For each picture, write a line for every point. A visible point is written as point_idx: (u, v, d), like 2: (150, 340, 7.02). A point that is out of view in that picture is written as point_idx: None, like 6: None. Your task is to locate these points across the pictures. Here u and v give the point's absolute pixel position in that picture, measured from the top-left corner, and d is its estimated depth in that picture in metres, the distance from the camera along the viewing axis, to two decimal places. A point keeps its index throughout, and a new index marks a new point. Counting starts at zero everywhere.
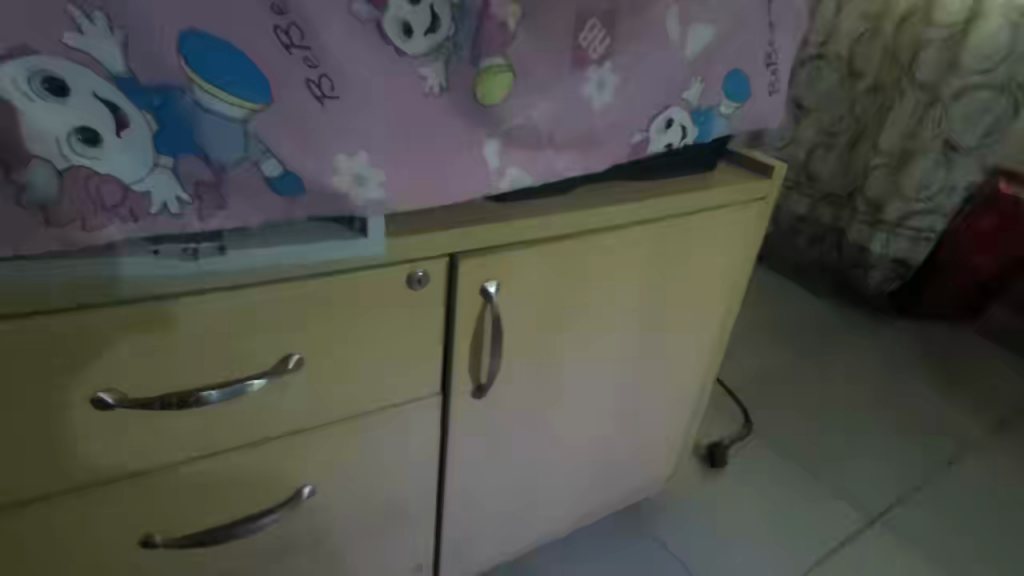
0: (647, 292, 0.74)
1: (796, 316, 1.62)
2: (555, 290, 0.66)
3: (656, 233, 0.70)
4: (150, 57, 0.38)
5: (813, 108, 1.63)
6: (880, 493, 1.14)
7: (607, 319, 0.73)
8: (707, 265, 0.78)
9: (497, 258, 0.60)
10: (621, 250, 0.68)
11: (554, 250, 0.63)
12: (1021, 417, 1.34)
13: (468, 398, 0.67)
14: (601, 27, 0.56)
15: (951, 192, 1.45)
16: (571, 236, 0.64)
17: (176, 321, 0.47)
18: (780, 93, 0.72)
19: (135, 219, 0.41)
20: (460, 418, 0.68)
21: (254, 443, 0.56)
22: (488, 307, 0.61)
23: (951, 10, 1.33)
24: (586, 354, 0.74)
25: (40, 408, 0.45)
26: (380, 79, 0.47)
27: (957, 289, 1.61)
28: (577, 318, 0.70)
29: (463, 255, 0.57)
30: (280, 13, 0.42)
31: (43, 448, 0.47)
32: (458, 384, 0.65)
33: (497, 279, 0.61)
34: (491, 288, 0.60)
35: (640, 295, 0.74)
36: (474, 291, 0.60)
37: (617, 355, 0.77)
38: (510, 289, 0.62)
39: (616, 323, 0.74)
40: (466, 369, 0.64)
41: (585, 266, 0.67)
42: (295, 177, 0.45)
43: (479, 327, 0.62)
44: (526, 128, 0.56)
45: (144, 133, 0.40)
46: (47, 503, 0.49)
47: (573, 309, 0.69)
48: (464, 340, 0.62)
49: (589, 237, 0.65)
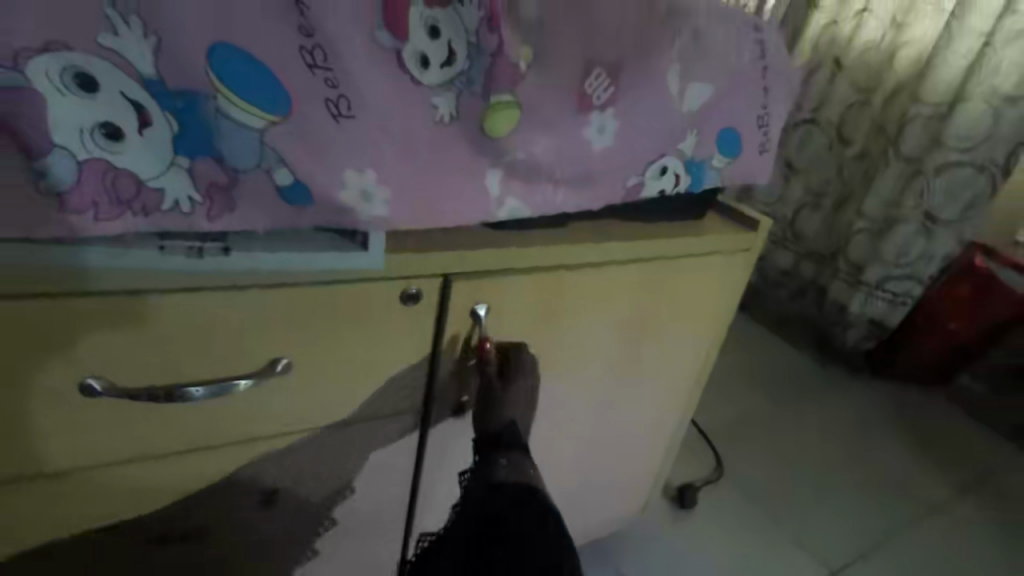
0: (634, 324, 0.76)
1: (775, 367, 1.64)
2: (542, 316, 0.68)
3: (645, 271, 0.73)
4: (179, 62, 0.41)
5: (802, 169, 1.69)
6: (840, 548, 1.15)
7: (591, 349, 0.74)
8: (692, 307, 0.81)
9: (491, 282, 0.62)
10: (610, 283, 0.71)
11: (545, 279, 0.65)
12: (983, 483, 1.37)
13: (448, 416, 0.68)
14: (606, 76, 0.59)
15: (928, 260, 1.52)
16: (563, 267, 0.66)
17: (171, 315, 0.48)
18: (769, 153, 0.76)
19: (145, 213, 0.43)
20: (437, 432, 0.69)
21: (233, 444, 0.57)
22: (476, 328, 0.63)
23: (939, 90, 1.40)
24: (569, 379, 0.75)
25: (20, 393, 0.45)
26: (396, 104, 0.49)
27: (933, 352, 1.62)
28: (563, 345, 0.72)
29: (460, 278, 0.60)
30: (308, 35, 0.44)
31: (20, 431, 0.47)
32: (441, 401, 0.66)
33: (487, 302, 0.63)
34: (480, 311, 0.62)
35: (627, 326, 0.76)
36: (464, 312, 0.62)
37: (597, 386, 0.78)
38: (499, 312, 0.64)
39: (599, 354, 0.76)
40: (450, 386, 0.66)
41: (574, 295, 0.69)
42: (305, 188, 0.47)
43: (467, 344, 0.64)
44: (527, 162, 0.58)
45: (164, 133, 0.42)
46: (51, 480, 0.50)
47: (560, 336, 0.71)
48: (452, 356, 0.64)
49: (584, 270, 0.68)
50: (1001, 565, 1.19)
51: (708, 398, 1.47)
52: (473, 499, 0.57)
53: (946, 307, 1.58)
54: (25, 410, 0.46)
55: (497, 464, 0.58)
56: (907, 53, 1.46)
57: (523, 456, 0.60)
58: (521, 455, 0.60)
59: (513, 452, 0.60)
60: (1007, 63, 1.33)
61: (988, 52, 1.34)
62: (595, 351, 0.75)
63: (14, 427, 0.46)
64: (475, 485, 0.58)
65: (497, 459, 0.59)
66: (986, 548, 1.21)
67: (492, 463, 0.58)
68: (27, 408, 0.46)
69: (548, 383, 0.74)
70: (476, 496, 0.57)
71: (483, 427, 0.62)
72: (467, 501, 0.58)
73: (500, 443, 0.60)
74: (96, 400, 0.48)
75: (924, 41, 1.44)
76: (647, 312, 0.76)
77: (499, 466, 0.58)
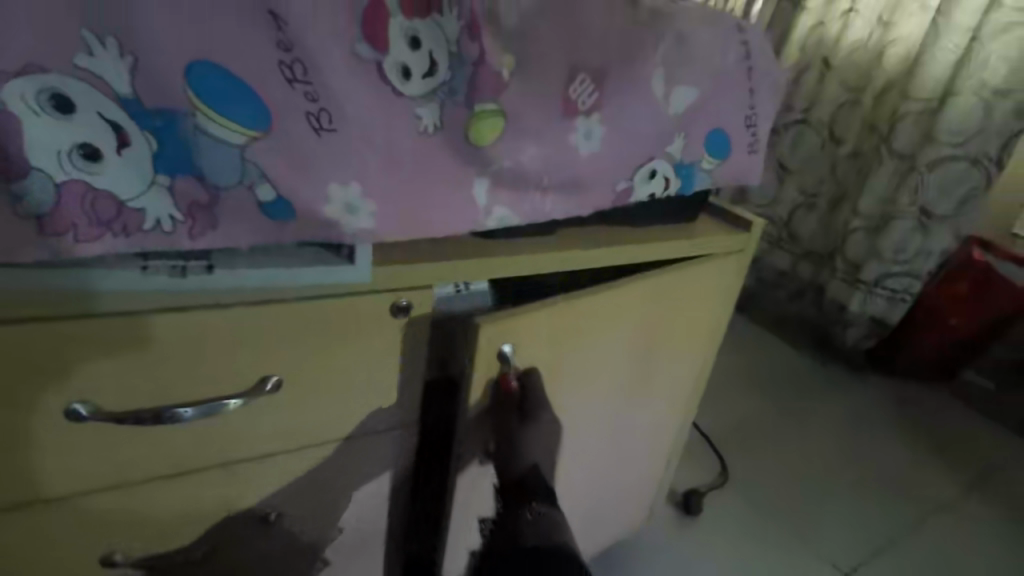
0: (642, 339, 0.74)
1: (776, 369, 1.62)
2: (563, 344, 0.65)
3: (652, 287, 0.71)
4: (155, 81, 0.40)
5: (795, 170, 1.70)
6: (846, 551, 1.13)
7: (604, 369, 0.72)
8: (693, 315, 0.80)
9: (516, 319, 0.58)
10: (623, 304, 0.69)
11: (567, 309, 0.63)
12: (990, 480, 1.35)
13: (474, 465, 0.65)
14: (591, 82, 0.59)
15: (925, 256, 1.52)
16: (581, 295, 0.64)
17: (158, 337, 0.47)
18: (759, 153, 0.75)
19: (126, 233, 0.42)
20: (462, 481, 0.65)
21: (225, 465, 0.56)
22: (505, 369, 0.60)
23: (928, 86, 1.40)
24: (585, 402, 0.73)
25: (23, 412, 0.45)
26: (379, 115, 0.49)
27: (933, 348, 1.61)
28: (579, 369, 0.69)
29: (489, 331, 0.57)
30: (286, 50, 0.44)
31: (17, 454, 0.46)
32: (466, 449, 0.63)
33: (513, 340, 0.59)
34: (507, 350, 0.59)
35: (635, 341, 0.74)
36: (492, 353, 0.58)
37: (609, 404, 0.76)
38: (524, 349, 0.61)
39: (611, 373, 0.74)
40: (475, 434, 0.62)
41: (592, 320, 0.66)
42: (287, 203, 0.46)
43: (490, 385, 0.60)
44: (514, 170, 0.58)
45: (143, 152, 0.41)
46: (49, 506, 0.50)
47: (577, 360, 0.68)
48: (475, 400, 0.60)
49: (598, 292, 0.66)
50: (1010, 563, 1.17)
51: (710, 402, 1.46)
52: (494, 551, 0.60)
53: (944, 303, 1.57)
54: (24, 430, 0.46)
55: (523, 513, 0.60)
56: (896, 51, 1.47)
57: (549, 505, 0.61)
58: (547, 506, 0.61)
59: (539, 502, 0.61)
60: (995, 57, 1.33)
61: (976, 46, 1.34)
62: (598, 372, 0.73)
63: (13, 445, 0.46)
64: (499, 536, 0.61)
65: (524, 511, 0.60)
66: (995, 546, 1.20)
67: (516, 515, 0.61)
68: (25, 430, 0.46)
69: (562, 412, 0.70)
70: (497, 548, 0.60)
71: (509, 472, 0.62)
72: (488, 556, 0.61)
73: (526, 490, 0.62)
74: (82, 423, 0.48)
75: (912, 39, 1.44)
76: (653, 325, 0.75)
77: (526, 520, 0.60)
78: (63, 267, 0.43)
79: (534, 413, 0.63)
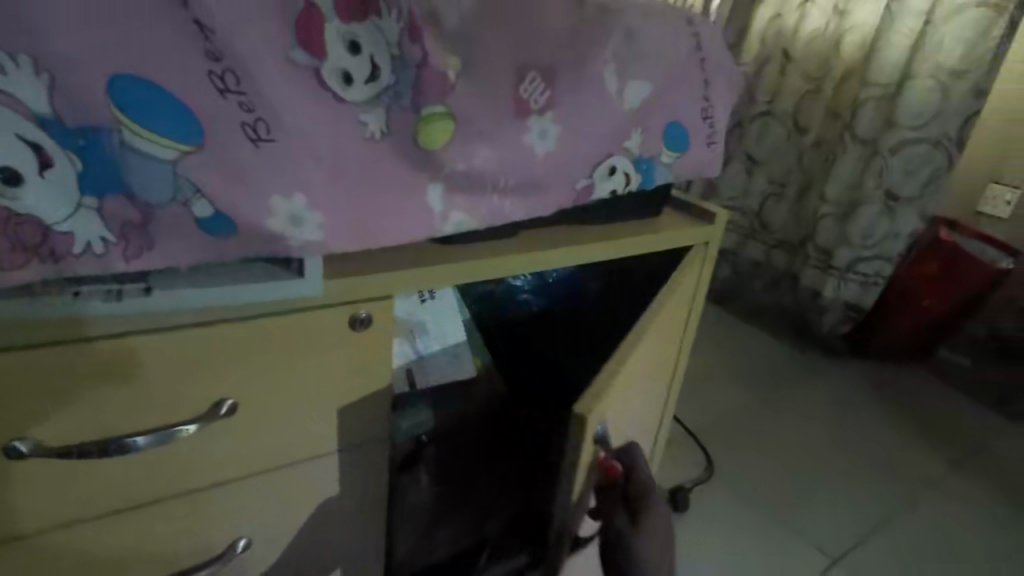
0: (648, 367, 0.74)
1: (755, 360, 1.63)
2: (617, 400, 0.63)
3: (659, 318, 0.71)
4: (75, 97, 0.38)
5: (763, 161, 1.71)
6: (839, 535, 1.13)
7: (627, 409, 0.71)
8: (676, 326, 0.80)
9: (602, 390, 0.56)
10: (642, 341, 0.68)
11: (619, 365, 0.61)
12: (974, 456, 1.36)
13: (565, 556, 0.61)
14: (541, 81, 0.58)
15: (894, 239, 1.53)
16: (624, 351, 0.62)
17: (99, 366, 0.46)
18: (719, 145, 0.75)
19: (55, 259, 0.40)
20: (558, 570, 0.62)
21: (182, 495, 0.54)
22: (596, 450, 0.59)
23: (885, 72, 1.43)
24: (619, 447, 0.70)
25: None
26: (321, 122, 0.47)
27: (908, 331, 1.63)
28: (618, 417, 0.67)
29: (597, 413, 0.54)
30: (216, 59, 0.42)
31: None
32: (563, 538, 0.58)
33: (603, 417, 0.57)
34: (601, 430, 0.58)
35: (644, 372, 0.73)
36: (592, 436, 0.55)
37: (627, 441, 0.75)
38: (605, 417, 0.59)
39: (630, 410, 0.72)
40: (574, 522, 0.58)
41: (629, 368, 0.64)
42: (226, 218, 0.45)
43: (592, 470, 0.58)
44: (468, 174, 0.57)
45: (68, 172, 0.39)
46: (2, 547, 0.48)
47: (618, 410, 0.66)
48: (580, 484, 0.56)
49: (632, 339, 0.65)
50: (1006, 539, 1.17)
51: (691, 397, 1.46)
52: None
53: (919, 285, 1.58)
54: None
55: None
56: (853, 38, 1.50)
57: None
58: None
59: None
60: (948, 39, 1.36)
61: (930, 30, 1.37)
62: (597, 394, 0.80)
63: None
64: None
65: None
66: (992, 525, 1.20)
67: None
68: None
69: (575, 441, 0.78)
70: None
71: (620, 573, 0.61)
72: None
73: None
74: (23, 461, 0.45)
75: (867, 26, 1.47)
76: (654, 352, 0.74)
77: None
78: (10, 296, 0.41)
79: (642, 510, 0.61)
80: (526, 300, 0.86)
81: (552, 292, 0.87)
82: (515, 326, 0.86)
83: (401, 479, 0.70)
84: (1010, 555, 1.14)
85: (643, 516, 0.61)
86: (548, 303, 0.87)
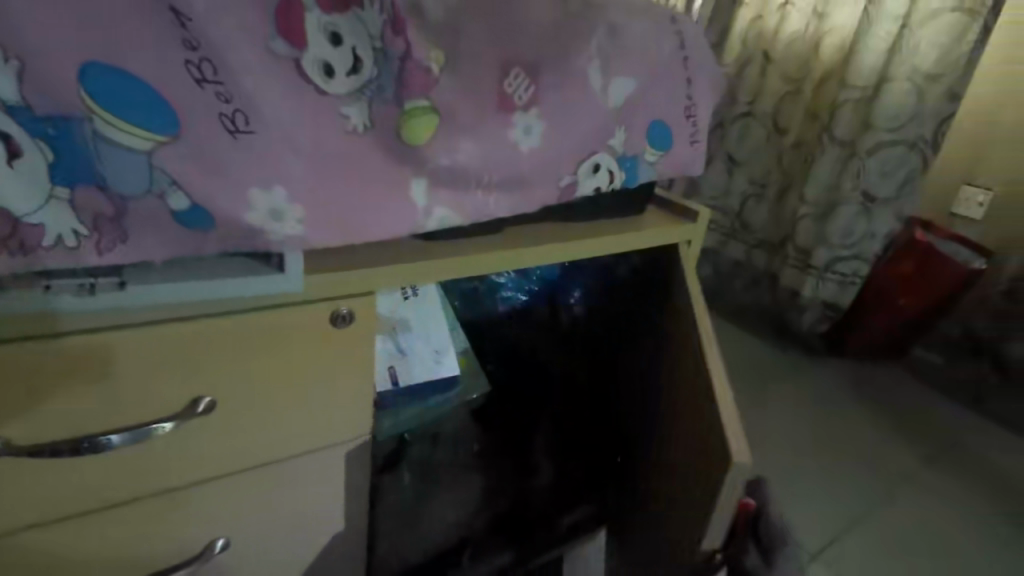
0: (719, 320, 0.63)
1: (736, 358, 1.64)
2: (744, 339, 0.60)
3: None
4: (46, 86, 0.37)
5: (743, 161, 1.74)
6: (817, 530, 1.14)
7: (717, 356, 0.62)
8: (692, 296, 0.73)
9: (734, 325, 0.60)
10: None
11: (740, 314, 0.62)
12: (949, 453, 1.39)
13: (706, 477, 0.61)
14: (525, 76, 0.58)
15: (871, 239, 1.56)
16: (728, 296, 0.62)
17: (70, 361, 0.44)
18: (702, 144, 0.75)
19: (24, 252, 0.39)
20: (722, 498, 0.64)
21: (158, 494, 0.53)
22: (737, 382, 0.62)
23: (864, 74, 1.45)
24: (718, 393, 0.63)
25: None
26: (301, 115, 0.47)
27: (882, 330, 1.65)
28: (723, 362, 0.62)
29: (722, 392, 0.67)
30: (193, 48, 0.41)
31: None
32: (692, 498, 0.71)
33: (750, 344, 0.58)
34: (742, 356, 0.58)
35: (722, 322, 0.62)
36: None
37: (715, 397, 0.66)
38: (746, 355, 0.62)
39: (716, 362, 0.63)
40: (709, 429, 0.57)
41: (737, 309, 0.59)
42: (204, 211, 0.44)
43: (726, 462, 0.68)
44: (451, 169, 0.56)
45: (38, 163, 0.38)
46: None
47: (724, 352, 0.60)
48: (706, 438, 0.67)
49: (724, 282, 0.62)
50: (1011, 557, 1.15)
51: None
52: None
53: (894, 285, 1.60)
54: None
55: None
56: (831, 40, 1.52)
57: None
58: None
59: None
60: (924, 43, 1.38)
61: (906, 33, 1.39)
62: (682, 412, 0.74)
63: None
64: None
65: None
66: (992, 540, 1.18)
67: None
68: None
69: (697, 461, 0.69)
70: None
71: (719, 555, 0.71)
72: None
73: None
74: None
75: (846, 28, 1.50)
76: None
77: None
78: None
79: (773, 552, 0.82)
80: (510, 297, 0.86)
81: (535, 290, 0.87)
82: (503, 323, 0.85)
83: (382, 478, 0.70)
84: (1007, 571, 1.13)
85: (771, 554, 0.81)
86: (531, 298, 0.87)
